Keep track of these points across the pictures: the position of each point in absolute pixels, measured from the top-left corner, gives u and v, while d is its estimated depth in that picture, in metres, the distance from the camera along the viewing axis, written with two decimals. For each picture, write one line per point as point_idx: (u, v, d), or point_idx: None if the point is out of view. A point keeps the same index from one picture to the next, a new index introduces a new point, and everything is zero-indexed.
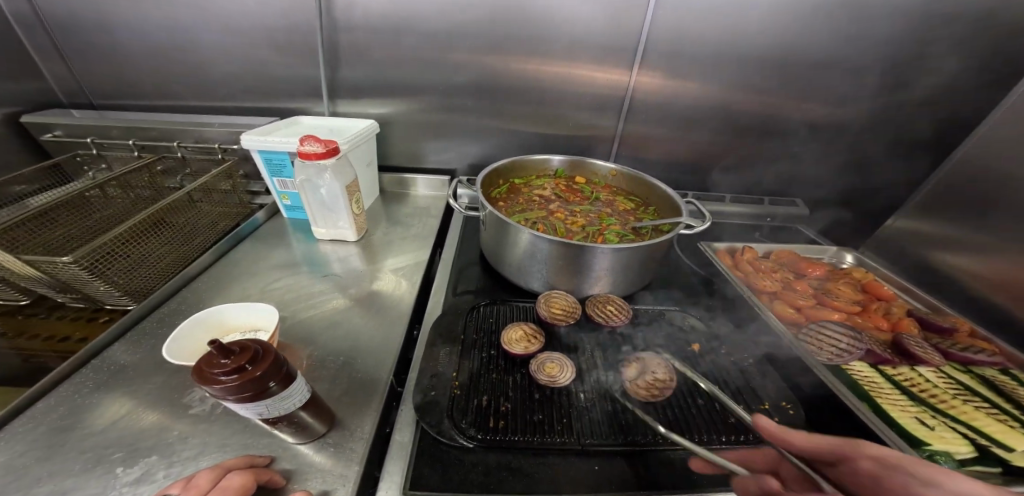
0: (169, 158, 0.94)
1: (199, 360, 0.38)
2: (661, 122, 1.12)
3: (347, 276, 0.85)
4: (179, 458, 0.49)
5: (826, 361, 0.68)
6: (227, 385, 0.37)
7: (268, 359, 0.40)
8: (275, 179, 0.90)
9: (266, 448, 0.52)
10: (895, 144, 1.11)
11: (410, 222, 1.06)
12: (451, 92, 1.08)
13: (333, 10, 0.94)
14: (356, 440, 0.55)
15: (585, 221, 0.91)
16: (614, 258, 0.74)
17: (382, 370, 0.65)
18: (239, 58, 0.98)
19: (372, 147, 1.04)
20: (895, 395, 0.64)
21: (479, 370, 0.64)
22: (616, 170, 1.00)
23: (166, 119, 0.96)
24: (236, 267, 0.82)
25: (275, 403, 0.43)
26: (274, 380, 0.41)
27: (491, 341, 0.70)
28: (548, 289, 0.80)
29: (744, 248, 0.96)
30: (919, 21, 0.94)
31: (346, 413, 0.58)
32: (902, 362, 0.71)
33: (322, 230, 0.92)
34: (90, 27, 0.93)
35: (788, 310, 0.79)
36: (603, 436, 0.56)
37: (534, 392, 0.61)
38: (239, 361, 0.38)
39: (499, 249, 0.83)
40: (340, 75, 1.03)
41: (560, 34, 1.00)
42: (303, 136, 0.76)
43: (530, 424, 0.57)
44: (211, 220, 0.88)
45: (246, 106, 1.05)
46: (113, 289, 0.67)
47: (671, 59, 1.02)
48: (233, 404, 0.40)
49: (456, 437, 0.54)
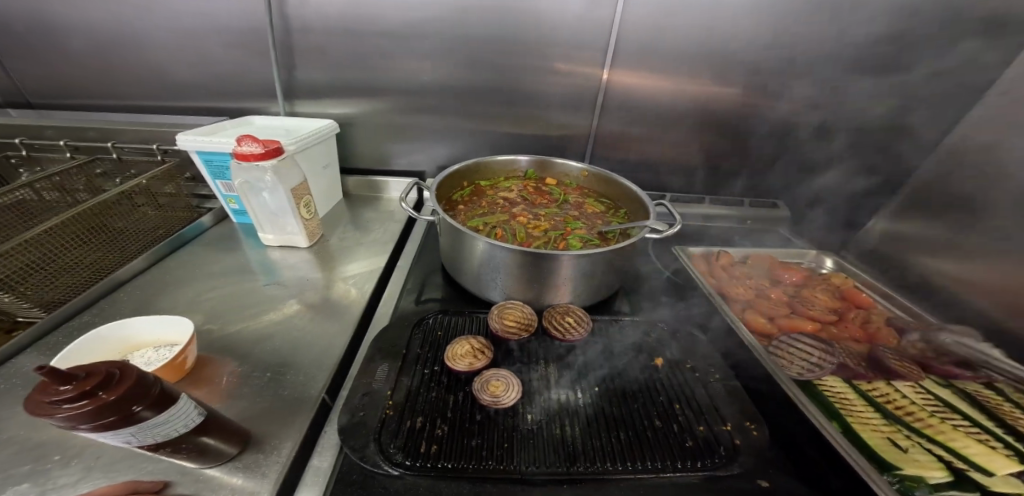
0: (105, 160, 0.89)
1: (28, 391, 0.32)
2: (634, 121, 1.07)
3: (292, 284, 0.80)
4: (54, 486, 0.43)
5: (795, 376, 0.63)
6: (76, 413, 0.32)
7: (129, 379, 0.35)
8: (218, 182, 0.85)
9: (161, 473, 0.46)
10: (879, 144, 1.06)
11: (370, 227, 1.01)
12: (414, 91, 1.03)
13: (285, 5, 0.89)
14: (270, 463, 0.49)
15: (548, 225, 0.86)
16: (571, 265, 0.69)
17: (312, 386, 0.60)
18: (188, 55, 0.93)
19: (329, 149, 0.99)
20: (867, 413, 0.59)
21: (417, 388, 0.59)
22: (585, 170, 0.95)
23: (109, 119, 0.92)
24: (171, 274, 0.77)
25: (147, 430, 0.38)
26: (141, 404, 0.35)
27: (436, 355, 0.64)
28: (505, 300, 0.74)
29: (718, 253, 0.91)
30: (898, 13, 0.89)
31: (263, 433, 0.52)
32: (878, 376, 0.65)
33: (270, 236, 0.87)
34: (28, 22, 0.88)
35: (759, 320, 0.74)
36: (546, 463, 0.51)
37: (475, 413, 0.56)
38: (83, 387, 0.32)
39: (454, 256, 0.78)
40: (296, 73, 0.98)
41: (525, 29, 0.95)
42: (241, 136, 0.72)
43: (465, 449, 0.52)
44: (149, 224, 0.83)
45: (198, 106, 1.01)
46: (21, 300, 0.61)
47: (643, 55, 0.97)
48: (90, 434, 0.35)
49: (379, 464, 0.49)
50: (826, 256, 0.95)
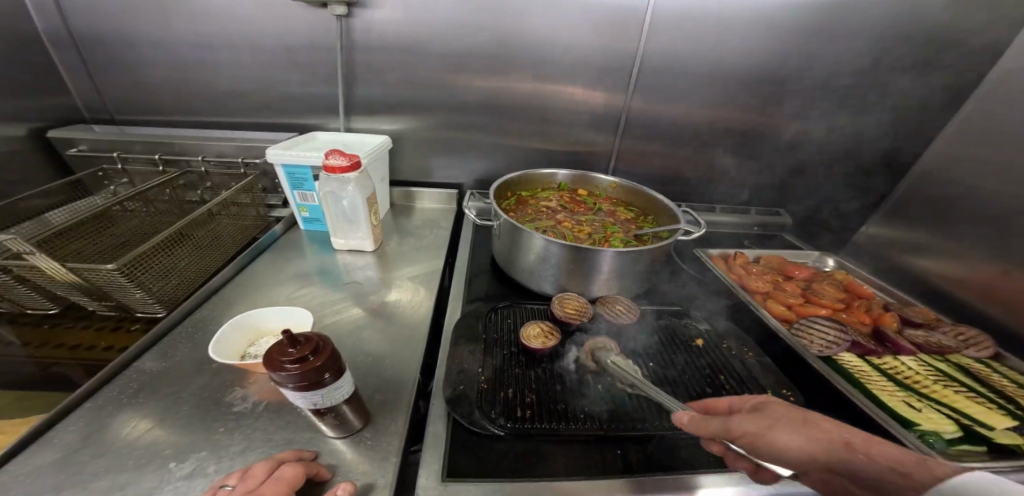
0: (191, 173, 0.97)
1: (271, 348, 0.42)
2: (655, 138, 1.21)
3: (366, 284, 0.89)
4: (228, 453, 0.52)
5: (817, 353, 0.75)
6: (292, 373, 0.42)
7: (326, 351, 0.44)
8: (295, 192, 0.94)
9: (309, 443, 0.55)
10: (865, 159, 1.22)
11: (422, 234, 1.10)
12: (460, 109, 1.15)
13: (352, 32, 1.00)
14: (391, 434, 0.58)
15: (590, 229, 0.98)
16: (622, 262, 0.79)
17: (410, 370, 0.69)
18: (259, 75, 1.03)
19: (385, 162, 1.09)
20: (882, 381, 0.71)
21: (503, 366, 0.68)
22: (616, 182, 1.07)
23: (187, 135, 1.00)
24: (258, 276, 0.86)
25: (327, 394, 0.47)
26: (329, 373, 0.45)
27: (511, 339, 0.74)
28: (560, 292, 0.85)
29: (736, 253, 1.03)
30: (879, 47, 1.05)
31: (380, 411, 0.61)
32: (885, 352, 0.78)
33: (340, 241, 0.96)
34: (117, 46, 0.97)
35: (780, 308, 0.86)
36: (622, 423, 0.61)
37: (556, 384, 0.66)
38: (303, 352, 0.42)
39: (513, 255, 0.88)
40: (356, 92, 1.08)
41: (563, 56, 1.08)
42: (329, 151, 0.81)
43: (555, 413, 0.61)
44: (232, 233, 0.92)
45: (264, 122, 1.10)
46: (146, 297, 0.69)
47: (663, 78, 1.11)
48: (292, 392, 0.44)
49: (488, 426, 0.58)
50: (828, 256, 1.08)
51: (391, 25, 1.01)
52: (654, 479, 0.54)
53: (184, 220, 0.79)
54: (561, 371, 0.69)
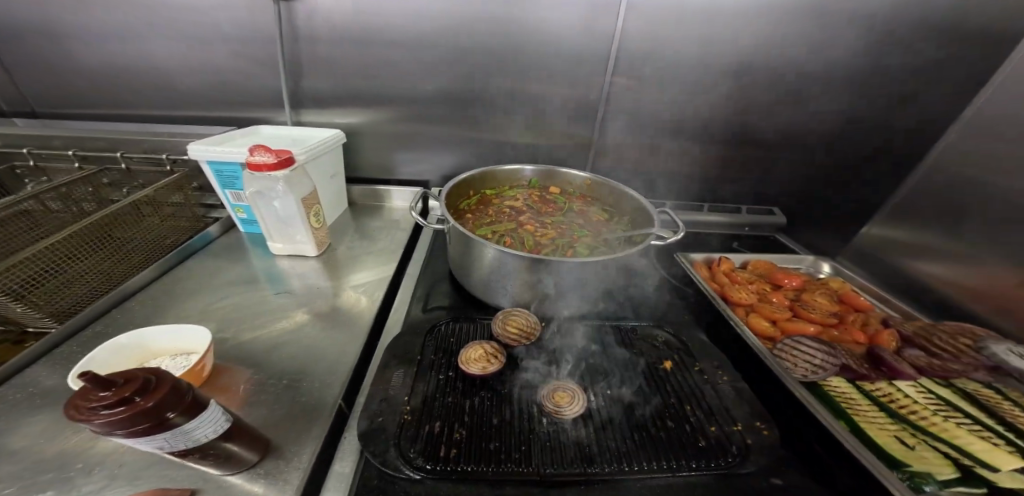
0: (112, 170, 0.89)
1: (70, 396, 0.33)
2: (635, 131, 1.10)
3: (302, 292, 0.80)
4: (80, 494, 0.44)
5: (801, 377, 0.65)
6: (111, 419, 0.33)
7: (164, 387, 0.36)
8: (228, 191, 0.85)
9: (185, 481, 0.47)
10: (868, 154, 1.10)
11: (377, 236, 1.02)
12: (420, 101, 1.05)
13: (294, 16, 0.91)
14: (290, 469, 0.50)
15: (555, 233, 0.88)
16: (580, 271, 0.70)
17: (328, 392, 0.60)
18: (196, 65, 0.94)
19: (337, 158, 1.00)
20: (874, 411, 0.61)
21: (433, 393, 0.59)
22: (588, 179, 0.97)
23: (117, 129, 0.92)
24: (182, 283, 0.78)
25: (179, 435, 0.38)
26: (174, 410, 0.36)
27: (450, 361, 0.65)
28: (512, 306, 0.76)
29: (719, 259, 0.93)
30: (884, 27, 0.94)
31: (282, 440, 0.53)
32: (880, 377, 0.68)
33: (279, 245, 0.88)
34: (37, 33, 0.89)
35: (763, 323, 0.76)
36: (564, 464, 0.52)
37: (492, 417, 0.57)
38: (122, 392, 0.33)
39: (464, 263, 0.79)
40: (304, 83, 0.99)
41: (529, 41, 0.98)
42: (254, 146, 0.73)
43: (485, 452, 0.53)
44: (157, 234, 0.83)
45: (206, 115, 1.01)
46: (32, 310, 0.61)
47: (642, 66, 1.00)
48: (125, 439, 0.35)
49: (402, 468, 0.50)
50: (823, 261, 0.97)
51: (336, 7, 0.91)
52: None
53: (89, 220, 0.71)
54: (502, 400, 0.60)
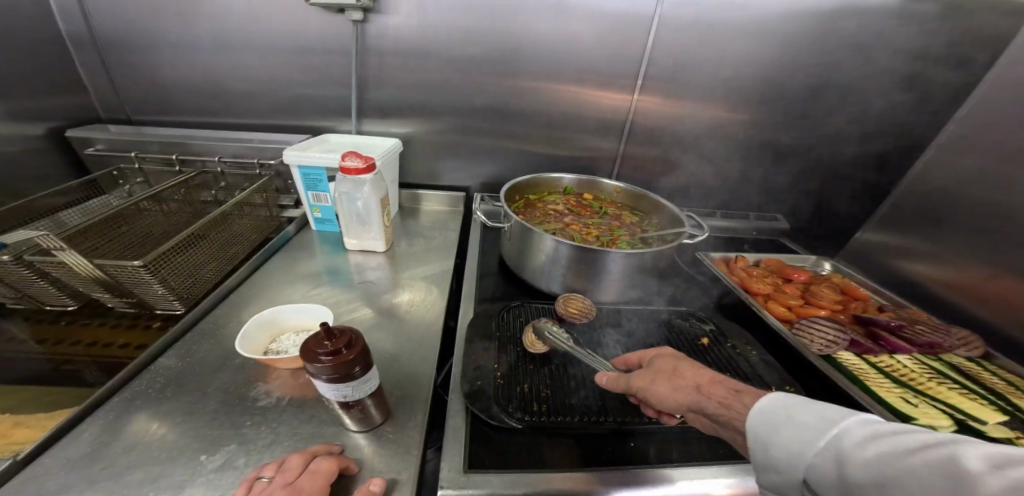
0: (206, 173, 0.99)
1: (307, 340, 0.44)
2: (658, 144, 1.24)
3: (379, 284, 0.90)
4: (256, 446, 0.53)
5: (818, 352, 0.78)
6: (325, 364, 0.43)
7: (357, 345, 0.46)
8: (309, 193, 0.96)
9: (334, 437, 0.56)
10: (860, 168, 1.26)
11: (431, 235, 1.12)
12: (469, 114, 1.17)
13: (367, 36, 1.03)
14: (412, 428, 0.59)
15: (597, 232, 1.00)
16: (630, 263, 0.82)
17: (426, 368, 0.70)
18: (274, 76, 1.05)
19: (395, 164, 1.11)
20: (879, 377, 0.74)
21: (517, 362, 0.70)
22: (621, 187, 1.10)
23: (203, 135, 1.02)
24: (274, 276, 0.87)
25: (356, 387, 0.48)
26: (359, 366, 0.46)
27: (523, 337, 0.76)
28: (567, 292, 0.87)
29: (737, 257, 1.06)
30: (872, 58, 1.10)
31: (400, 407, 0.63)
32: (882, 351, 0.81)
33: (352, 241, 0.98)
34: (133, 46, 0.98)
35: (781, 309, 0.89)
36: (635, 415, 0.63)
37: (569, 380, 0.68)
38: (338, 345, 0.44)
39: (523, 256, 0.91)
40: (368, 95, 1.11)
41: (570, 64, 1.12)
42: (346, 152, 0.84)
43: (570, 407, 0.63)
44: (246, 232, 0.93)
45: (277, 124, 1.12)
46: (167, 292, 0.70)
47: (668, 86, 1.15)
48: (323, 383, 0.46)
49: (506, 419, 0.60)
50: (824, 260, 1.11)
51: (405, 30, 1.04)
52: (667, 468, 0.57)
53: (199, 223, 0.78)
54: (574, 367, 0.70)
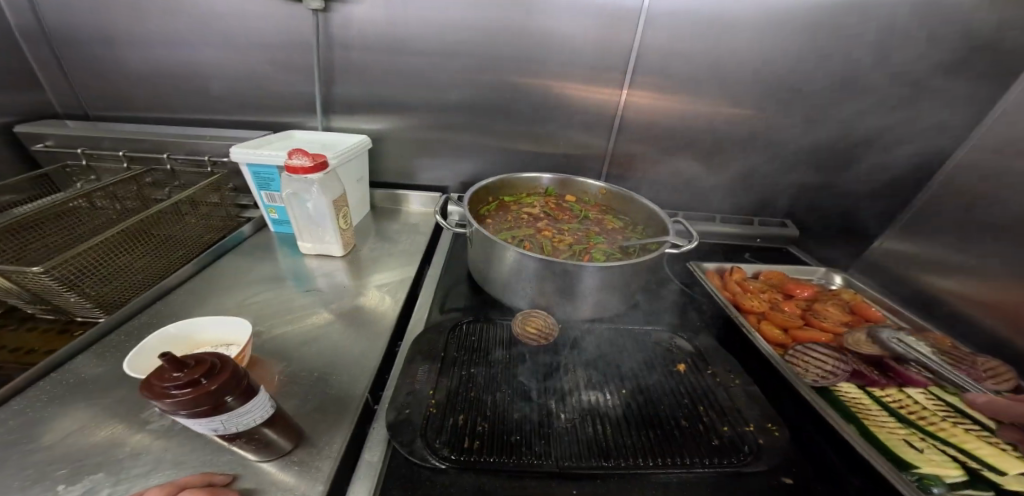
0: (158, 170, 0.95)
1: (148, 374, 0.37)
2: (650, 142, 1.13)
3: (329, 291, 0.84)
4: (129, 476, 0.47)
5: (812, 383, 0.67)
6: (179, 399, 0.36)
7: (224, 372, 0.39)
8: (263, 192, 0.91)
9: (226, 466, 0.50)
10: (881, 169, 1.12)
11: (399, 238, 1.06)
12: (443, 110, 1.10)
13: (330, 26, 0.97)
14: (322, 458, 0.52)
15: (572, 239, 0.91)
16: (599, 277, 0.73)
17: (358, 387, 0.63)
18: (236, 70, 1.00)
19: (362, 163, 1.05)
20: (883, 416, 0.63)
21: (457, 388, 0.62)
22: (604, 188, 1.00)
23: (162, 131, 0.98)
24: (218, 279, 0.82)
25: (232, 419, 0.42)
26: (231, 394, 0.40)
27: (472, 358, 0.68)
28: (530, 308, 0.79)
29: (732, 269, 0.95)
30: (898, 43, 0.96)
31: (315, 430, 0.56)
32: (891, 383, 0.70)
33: (307, 245, 0.92)
34: (90, 40, 0.95)
35: (774, 331, 0.78)
36: (580, 457, 0.54)
37: (512, 412, 0.60)
38: (193, 375, 0.37)
39: (485, 266, 0.82)
40: (335, 90, 1.05)
41: (551, 54, 1.02)
42: (291, 150, 0.77)
43: (507, 445, 0.55)
44: (196, 232, 0.88)
45: (243, 120, 1.07)
46: (83, 300, 0.66)
47: (660, 78, 1.04)
48: (187, 419, 0.39)
49: (429, 458, 0.52)
50: (834, 272, 0.99)
51: (370, 19, 0.97)
52: None
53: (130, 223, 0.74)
54: (521, 396, 0.62)
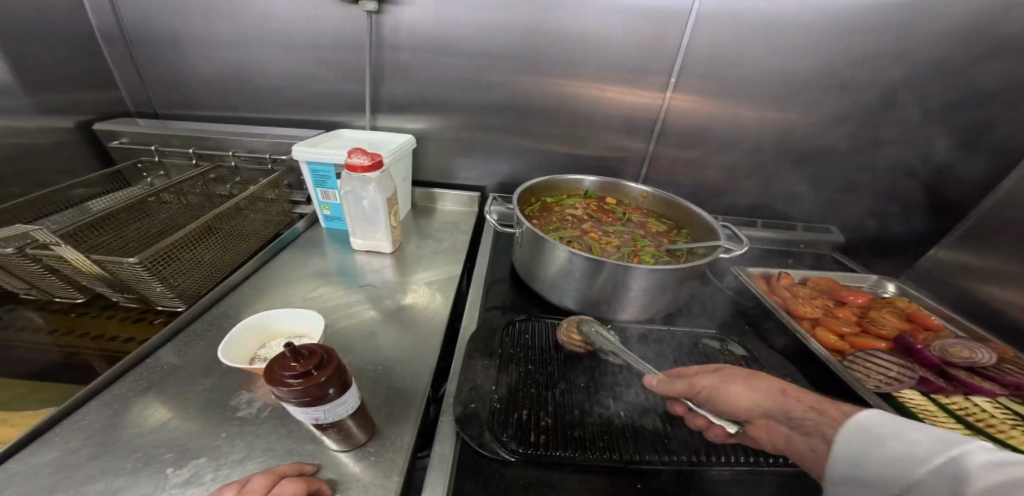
0: (222, 167, 0.99)
1: (272, 360, 0.39)
2: (692, 144, 1.13)
3: (381, 286, 0.87)
4: (227, 461, 0.49)
5: (874, 389, 0.66)
6: (293, 388, 0.38)
7: (331, 365, 0.41)
8: (319, 189, 0.94)
9: (310, 455, 0.52)
10: (936, 175, 1.09)
11: (442, 237, 1.08)
12: (486, 111, 1.11)
13: (382, 29, 0.99)
14: (396, 450, 0.54)
15: (618, 241, 0.91)
16: (654, 278, 0.73)
17: (420, 381, 0.65)
18: (290, 71, 1.03)
19: (408, 162, 1.07)
20: (951, 423, 0.61)
21: (517, 384, 0.63)
22: (648, 192, 1.00)
23: (220, 129, 1.02)
24: (278, 273, 0.85)
25: (330, 409, 0.43)
26: (333, 387, 0.41)
27: (528, 355, 0.69)
28: (580, 308, 0.80)
29: (780, 274, 0.94)
30: (958, 45, 0.93)
31: (385, 423, 0.58)
32: (956, 390, 0.68)
33: (358, 241, 0.95)
34: (155, 42, 1.00)
35: (830, 336, 0.77)
36: (646, 455, 0.55)
37: (573, 408, 0.61)
38: (307, 366, 0.39)
39: (534, 265, 0.83)
40: (382, 91, 1.07)
41: (596, 56, 1.03)
42: (352, 149, 0.80)
43: (572, 440, 0.56)
44: (256, 227, 0.92)
45: (294, 119, 1.11)
46: (166, 290, 0.69)
47: (707, 81, 1.03)
48: (294, 406, 0.41)
49: (498, 450, 0.54)
50: (887, 281, 0.96)
51: (420, 22, 0.99)
52: None
53: (202, 219, 0.76)
54: (579, 393, 0.63)
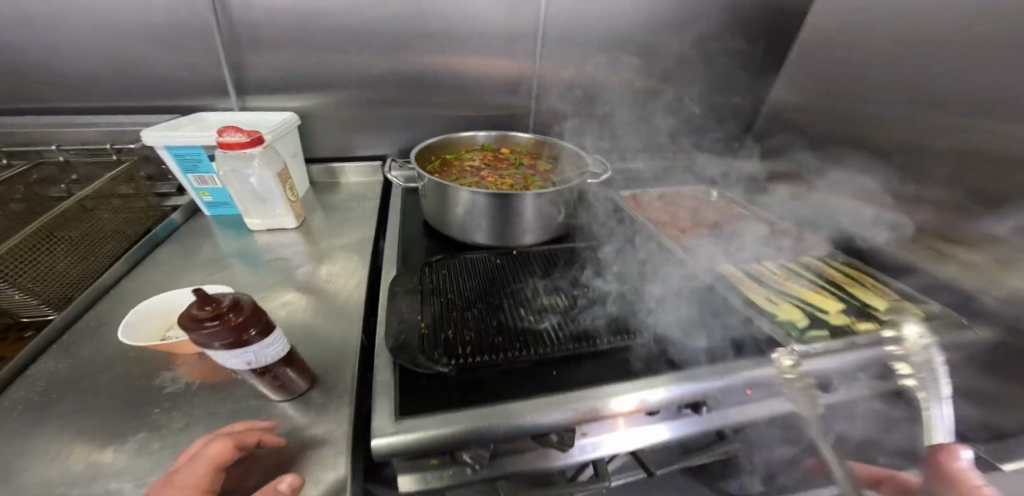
0: (48, 164, 0.90)
1: (181, 313, 0.44)
2: (565, 99, 1.28)
3: (292, 258, 0.87)
4: (170, 430, 0.53)
5: (707, 267, 0.90)
6: (213, 330, 0.43)
7: (245, 308, 0.46)
8: (190, 175, 0.91)
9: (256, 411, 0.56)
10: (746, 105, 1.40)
11: (349, 207, 1.09)
12: (369, 82, 1.11)
13: (228, 5, 0.94)
14: (342, 389, 0.61)
15: (512, 181, 1.04)
16: (539, 201, 0.86)
17: (351, 331, 0.71)
18: (126, 56, 0.96)
19: (296, 140, 1.05)
20: (756, 289, 0.85)
21: (440, 313, 0.73)
22: (534, 138, 1.12)
23: (46, 119, 0.95)
24: (157, 270, 0.81)
25: (261, 351, 0.49)
26: (254, 328, 0.47)
27: (447, 289, 0.79)
28: (489, 239, 0.91)
29: (644, 193, 1.17)
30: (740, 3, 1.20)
31: (324, 371, 0.63)
32: (761, 263, 0.94)
33: (255, 220, 0.93)
34: None
35: (678, 233, 1.01)
36: (557, 346, 0.68)
37: (493, 323, 0.72)
38: (219, 309, 0.44)
39: (442, 212, 0.91)
40: (246, 71, 1.02)
41: (465, 24, 1.09)
42: (223, 128, 0.77)
43: (493, 347, 0.67)
44: (117, 227, 0.85)
45: (145, 105, 1.03)
46: (29, 296, 0.64)
47: (561, 43, 1.18)
48: (221, 353, 0.46)
49: (433, 366, 0.63)
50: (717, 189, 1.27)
51: None
52: (592, 387, 0.62)
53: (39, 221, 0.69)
54: (497, 310, 0.75)
